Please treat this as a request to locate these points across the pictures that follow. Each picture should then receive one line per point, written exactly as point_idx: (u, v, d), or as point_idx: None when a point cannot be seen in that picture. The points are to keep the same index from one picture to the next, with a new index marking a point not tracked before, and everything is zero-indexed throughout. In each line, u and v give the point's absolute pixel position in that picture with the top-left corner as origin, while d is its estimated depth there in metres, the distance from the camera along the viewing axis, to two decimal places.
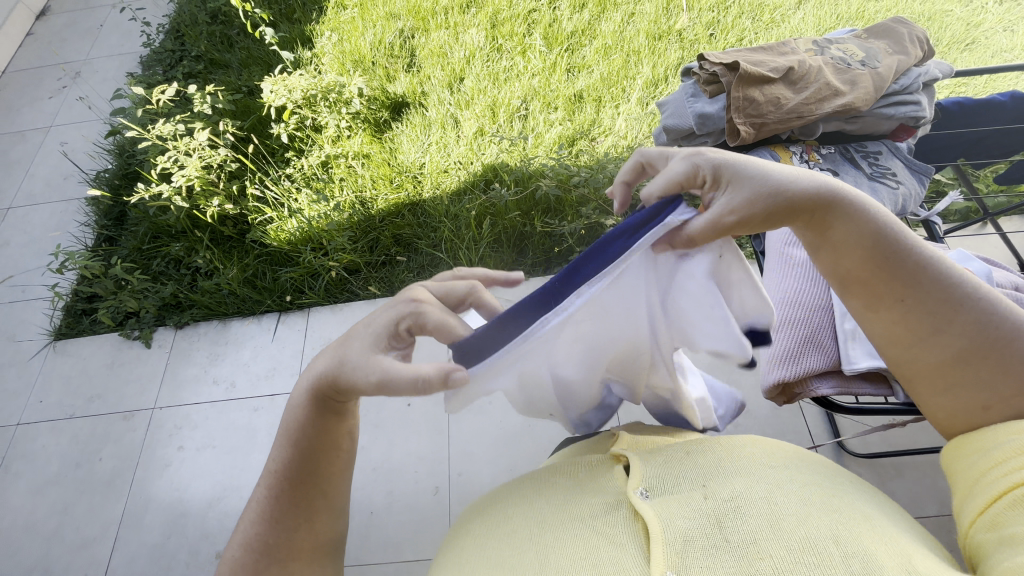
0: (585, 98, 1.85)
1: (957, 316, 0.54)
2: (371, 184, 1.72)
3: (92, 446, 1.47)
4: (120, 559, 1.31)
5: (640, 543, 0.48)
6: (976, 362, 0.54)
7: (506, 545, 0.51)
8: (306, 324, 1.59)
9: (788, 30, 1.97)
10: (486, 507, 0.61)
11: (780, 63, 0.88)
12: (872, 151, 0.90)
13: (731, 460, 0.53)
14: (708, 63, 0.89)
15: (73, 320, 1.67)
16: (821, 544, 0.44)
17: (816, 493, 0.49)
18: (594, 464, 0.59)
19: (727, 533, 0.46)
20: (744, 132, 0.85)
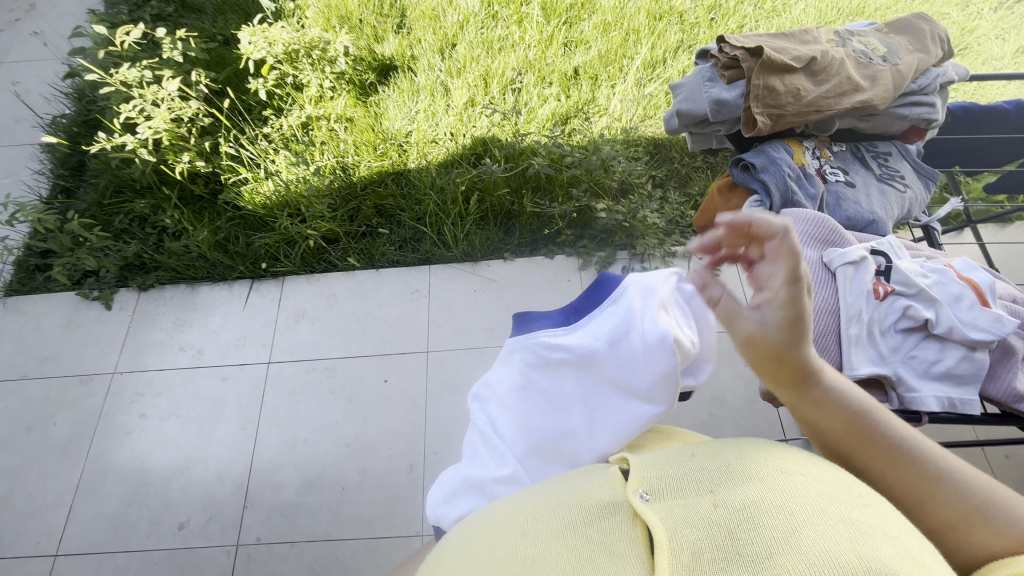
0: (581, 76, 1.80)
1: (940, 489, 0.52)
2: (353, 150, 1.65)
3: (46, 410, 1.40)
4: (76, 528, 1.26)
5: (642, 551, 0.41)
6: (972, 528, 0.50)
7: (482, 559, 0.45)
8: (280, 293, 1.52)
9: (790, 20, 1.95)
10: (466, 516, 0.53)
11: (803, 51, 0.84)
12: (882, 152, 0.92)
13: (743, 461, 0.46)
14: (728, 45, 0.85)
15: (27, 276, 1.57)
16: (844, 562, 0.35)
17: (838, 503, 0.40)
18: (589, 472, 0.54)
19: (738, 545, 0.38)
20: (762, 122, 0.82)
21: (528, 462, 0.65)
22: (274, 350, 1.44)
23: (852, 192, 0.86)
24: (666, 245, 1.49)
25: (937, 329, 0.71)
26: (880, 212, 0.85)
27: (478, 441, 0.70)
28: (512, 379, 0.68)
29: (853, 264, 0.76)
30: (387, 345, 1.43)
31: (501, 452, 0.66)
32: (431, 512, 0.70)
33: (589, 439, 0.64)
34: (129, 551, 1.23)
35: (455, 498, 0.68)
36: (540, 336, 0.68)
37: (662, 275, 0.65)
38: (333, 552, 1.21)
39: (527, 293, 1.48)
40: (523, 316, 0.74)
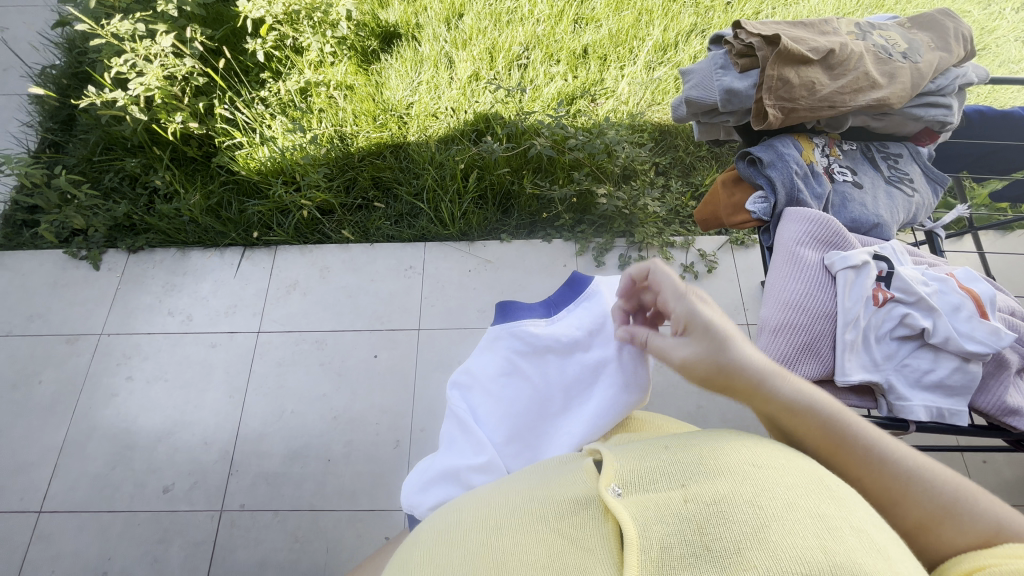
0: (590, 55, 1.75)
1: (910, 489, 0.49)
2: (353, 120, 1.61)
3: (31, 368, 1.38)
4: (60, 487, 1.27)
5: (613, 548, 0.41)
6: (939, 529, 0.48)
7: (454, 551, 0.45)
8: (272, 262, 1.50)
9: (807, 8, 1.90)
10: (441, 510, 0.53)
11: (821, 43, 0.81)
12: (893, 153, 0.90)
13: (717, 454, 0.45)
14: (744, 32, 0.81)
15: (13, 232, 1.54)
16: (809, 556, 0.35)
17: (808, 497, 0.40)
18: (563, 464, 0.54)
19: (706, 540, 0.38)
20: (773, 116, 0.79)
21: (507, 447, 0.68)
22: (264, 320, 1.43)
23: (859, 193, 0.84)
24: (665, 235, 1.47)
25: (934, 338, 0.71)
26: (885, 215, 0.83)
27: (457, 428, 0.71)
28: (496, 365, 0.70)
29: (854, 268, 0.74)
30: (378, 320, 1.42)
31: (481, 440, 0.67)
32: (405, 501, 0.71)
33: (569, 424, 0.67)
34: (112, 512, 1.24)
35: (430, 487, 0.69)
36: (525, 325, 0.70)
37: (626, 275, 0.75)
38: (316, 522, 1.22)
39: (522, 276, 1.46)
40: (506, 302, 0.72)
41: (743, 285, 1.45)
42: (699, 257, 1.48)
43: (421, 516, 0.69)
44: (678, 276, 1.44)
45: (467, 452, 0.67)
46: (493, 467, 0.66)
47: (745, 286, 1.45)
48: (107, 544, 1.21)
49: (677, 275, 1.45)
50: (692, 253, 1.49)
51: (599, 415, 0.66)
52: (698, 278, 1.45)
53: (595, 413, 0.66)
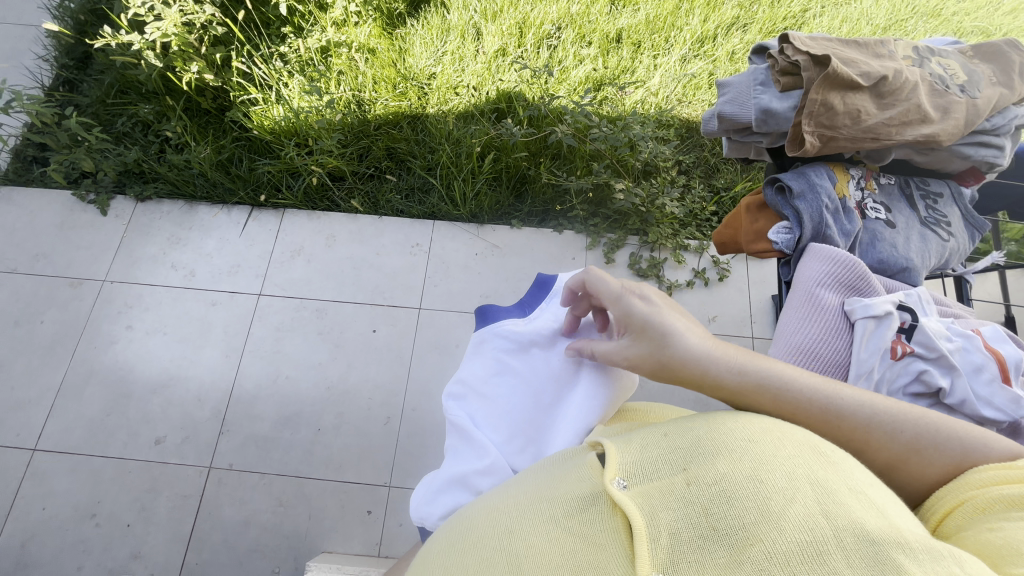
0: (623, 41, 1.67)
1: (873, 437, 0.52)
2: (372, 85, 1.56)
3: (33, 308, 1.39)
4: (55, 427, 1.29)
5: (624, 540, 0.40)
6: (910, 464, 0.51)
7: (467, 556, 0.44)
8: (278, 225, 1.48)
9: (858, 11, 1.81)
10: (451, 522, 0.52)
11: (875, 67, 0.76)
12: (933, 192, 0.86)
13: (714, 432, 0.45)
14: (792, 47, 0.77)
15: (23, 168, 1.53)
16: (812, 523, 0.35)
17: (805, 466, 0.40)
18: (569, 457, 0.53)
19: (712, 521, 0.38)
20: (809, 143, 0.75)
21: (509, 444, 0.66)
22: (266, 283, 1.42)
23: (891, 233, 0.80)
24: (680, 237, 1.43)
25: (948, 399, 0.67)
26: (916, 260, 0.79)
27: (457, 438, 0.69)
28: (485, 367, 0.71)
29: (875, 317, 0.71)
30: (380, 295, 1.41)
31: (483, 442, 0.66)
32: (414, 512, 0.67)
33: (569, 411, 0.67)
34: (105, 457, 1.26)
35: (438, 496, 0.66)
36: (505, 325, 0.73)
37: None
38: (300, 489, 1.24)
39: (529, 265, 1.43)
40: (483, 307, 0.75)
41: (753, 297, 1.41)
42: (711, 263, 1.44)
43: (432, 529, 0.66)
44: (688, 281, 1.41)
45: (473, 454, 0.66)
46: (498, 468, 0.64)
47: (755, 297, 1.41)
48: (98, 487, 1.24)
49: (687, 279, 1.42)
50: (705, 259, 1.46)
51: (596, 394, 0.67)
52: (708, 285, 1.41)
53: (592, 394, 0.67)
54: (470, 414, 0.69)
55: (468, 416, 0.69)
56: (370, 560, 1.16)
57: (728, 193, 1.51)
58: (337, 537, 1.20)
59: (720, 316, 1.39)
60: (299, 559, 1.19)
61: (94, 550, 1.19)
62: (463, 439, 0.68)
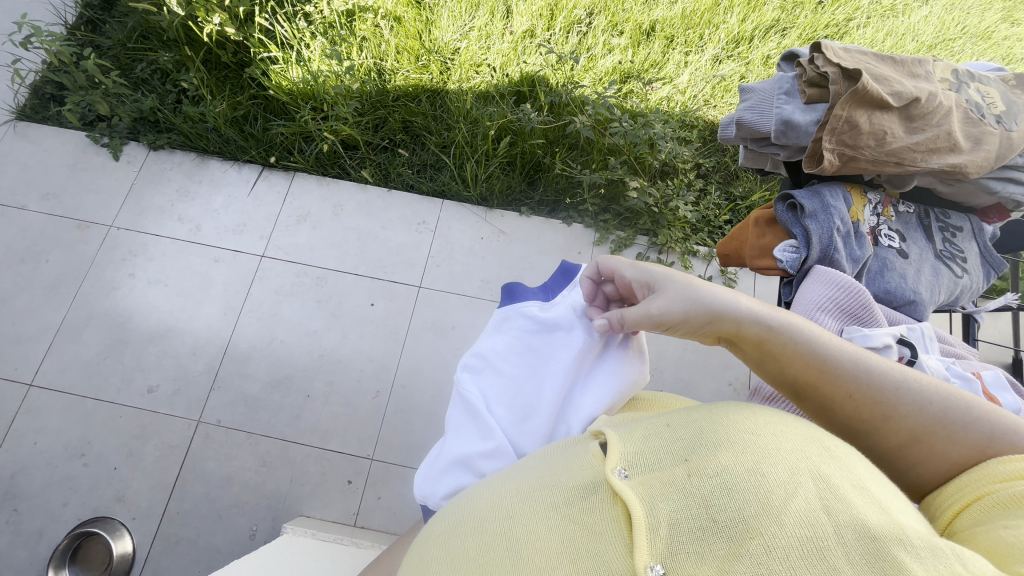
0: (656, 33, 1.62)
1: (898, 403, 0.51)
2: (394, 55, 1.53)
3: (40, 246, 1.40)
4: (52, 365, 1.31)
5: (623, 529, 0.41)
6: (931, 439, 0.50)
7: (464, 539, 0.44)
8: (287, 188, 1.47)
9: (905, 25, 1.74)
10: (454, 502, 0.52)
11: (908, 87, 0.72)
12: (953, 225, 0.83)
13: (718, 424, 0.44)
14: (822, 58, 0.74)
15: (40, 104, 1.52)
16: (813, 519, 0.35)
17: (807, 460, 0.39)
18: (568, 446, 0.52)
19: (712, 513, 0.38)
20: (828, 160, 0.73)
21: (514, 428, 0.65)
22: (270, 245, 1.42)
23: (902, 263, 0.78)
24: (690, 241, 1.41)
25: None
26: (924, 294, 0.76)
27: (464, 415, 0.68)
28: (504, 346, 0.70)
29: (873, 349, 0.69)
30: (382, 269, 1.40)
31: (490, 425, 0.65)
32: (418, 491, 0.67)
33: (580, 405, 0.67)
34: (98, 399, 1.28)
35: (441, 476, 0.65)
36: (530, 305, 0.72)
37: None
38: (285, 452, 1.25)
39: (533, 254, 1.42)
40: (510, 284, 0.74)
41: None
42: (719, 272, 1.41)
43: (434, 507, 0.66)
44: None
45: (479, 436, 0.65)
46: (502, 451, 0.63)
47: None
48: (89, 429, 1.26)
49: None
50: (713, 267, 1.43)
51: (610, 390, 0.67)
52: None
53: (605, 389, 0.67)
54: (481, 394, 0.68)
55: (480, 393, 0.68)
56: (346, 528, 1.17)
57: (745, 202, 1.47)
58: (316, 503, 1.22)
59: None
60: (277, 520, 1.21)
61: (80, 489, 1.22)
62: (469, 418, 0.67)
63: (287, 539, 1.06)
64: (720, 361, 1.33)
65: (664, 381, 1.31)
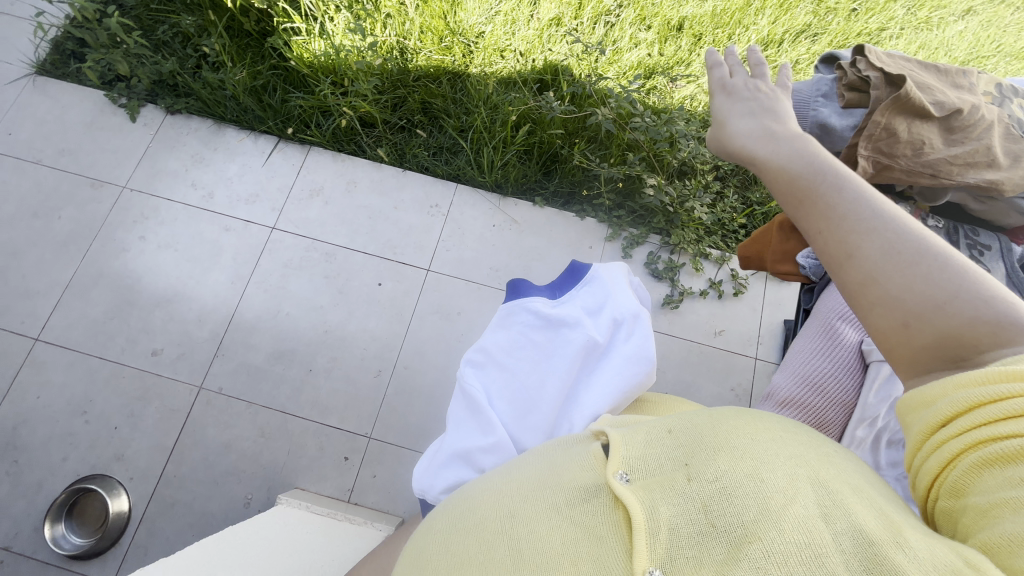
0: (684, 30, 1.60)
1: (896, 268, 0.41)
2: (418, 34, 1.51)
3: (52, 202, 1.40)
4: (59, 322, 1.31)
5: (623, 534, 0.40)
6: (886, 283, 0.41)
7: (461, 534, 0.44)
8: (302, 161, 1.46)
9: (939, 39, 1.70)
10: (452, 496, 0.52)
11: (951, 97, 0.71)
12: (982, 244, 0.81)
13: (716, 428, 0.44)
14: (865, 61, 0.73)
15: (60, 60, 1.52)
16: (811, 525, 0.35)
17: (807, 465, 0.39)
18: (571, 446, 0.51)
19: (711, 518, 0.38)
20: (862, 167, 0.73)
21: (515, 424, 0.66)
22: (281, 217, 1.42)
23: None
24: (702, 244, 1.39)
25: None
26: None
27: (466, 411, 0.68)
28: (507, 340, 0.70)
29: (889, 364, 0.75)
30: (390, 250, 1.40)
31: (491, 421, 0.65)
32: (417, 483, 0.68)
33: (584, 402, 0.66)
34: (102, 359, 1.29)
35: (441, 470, 0.66)
36: (535, 301, 0.71)
37: (626, 265, 0.77)
38: (284, 424, 1.26)
39: (544, 245, 1.41)
40: (516, 280, 0.73)
41: (765, 318, 1.38)
42: (729, 276, 1.40)
43: (432, 501, 0.66)
44: (702, 291, 1.37)
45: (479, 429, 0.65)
46: (503, 447, 0.63)
47: (767, 318, 1.38)
48: (92, 386, 1.27)
49: (701, 288, 1.38)
50: (723, 271, 1.42)
51: (612, 390, 0.66)
52: (721, 298, 1.38)
53: (608, 389, 0.66)
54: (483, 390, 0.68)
55: (483, 387, 0.68)
56: (340, 504, 1.18)
57: (761, 207, 1.46)
58: (312, 476, 1.23)
59: (728, 331, 1.36)
60: (272, 490, 1.22)
61: (80, 446, 1.23)
62: (470, 412, 0.67)
63: (281, 510, 1.08)
64: (723, 366, 1.33)
65: (666, 382, 1.30)
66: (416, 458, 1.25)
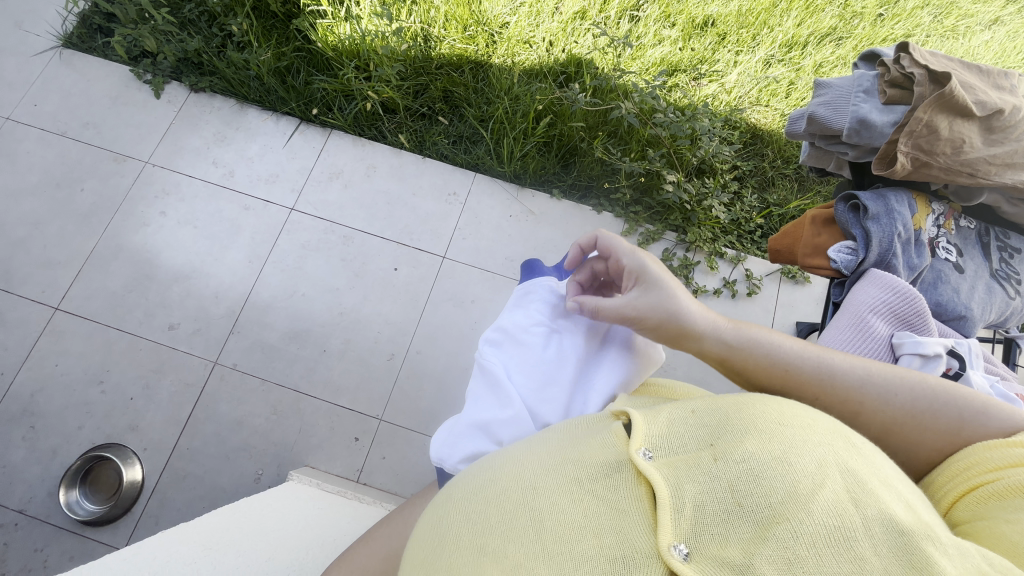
0: (709, 29, 1.59)
1: (863, 399, 0.55)
2: (442, 22, 1.51)
3: (75, 174, 1.42)
4: (79, 292, 1.33)
5: (646, 508, 0.41)
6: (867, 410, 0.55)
7: (481, 505, 0.45)
8: (323, 144, 1.47)
9: (965, 47, 1.69)
10: (470, 469, 0.52)
11: (993, 98, 0.71)
12: (1012, 246, 0.83)
13: (743, 412, 0.44)
14: (909, 59, 0.74)
15: (87, 34, 1.53)
16: (841, 510, 0.35)
17: (835, 453, 0.39)
18: (591, 424, 0.51)
19: (738, 497, 0.38)
20: (900, 163, 0.73)
21: (535, 397, 0.64)
22: (300, 199, 1.43)
23: (956, 277, 0.78)
24: (718, 242, 1.40)
25: None
26: (974, 311, 0.77)
27: (483, 385, 0.67)
28: (524, 316, 0.70)
29: (922, 356, 0.70)
30: (407, 236, 1.41)
31: (510, 393, 0.64)
32: (434, 452, 0.64)
33: (600, 376, 0.66)
34: (120, 331, 1.31)
35: (458, 440, 0.63)
36: (548, 280, 0.73)
37: None
38: (297, 403, 1.28)
39: (559, 238, 1.42)
40: (529, 261, 0.75)
41: (777, 319, 1.38)
42: (743, 276, 1.40)
43: (448, 472, 0.63)
44: (716, 289, 1.38)
45: (499, 402, 0.64)
46: (522, 420, 0.62)
47: (779, 320, 1.38)
48: (109, 357, 1.29)
49: (715, 287, 1.39)
50: (738, 271, 1.42)
51: (625, 365, 0.67)
52: (735, 298, 1.39)
53: (620, 364, 0.67)
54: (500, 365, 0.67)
55: (500, 362, 0.67)
56: (350, 484, 1.20)
57: (779, 209, 1.46)
58: (322, 455, 1.25)
59: None
60: (282, 466, 1.24)
61: (96, 415, 1.26)
62: (489, 387, 0.66)
63: (292, 487, 1.09)
64: None
65: (676, 377, 1.31)
66: (426, 442, 1.26)
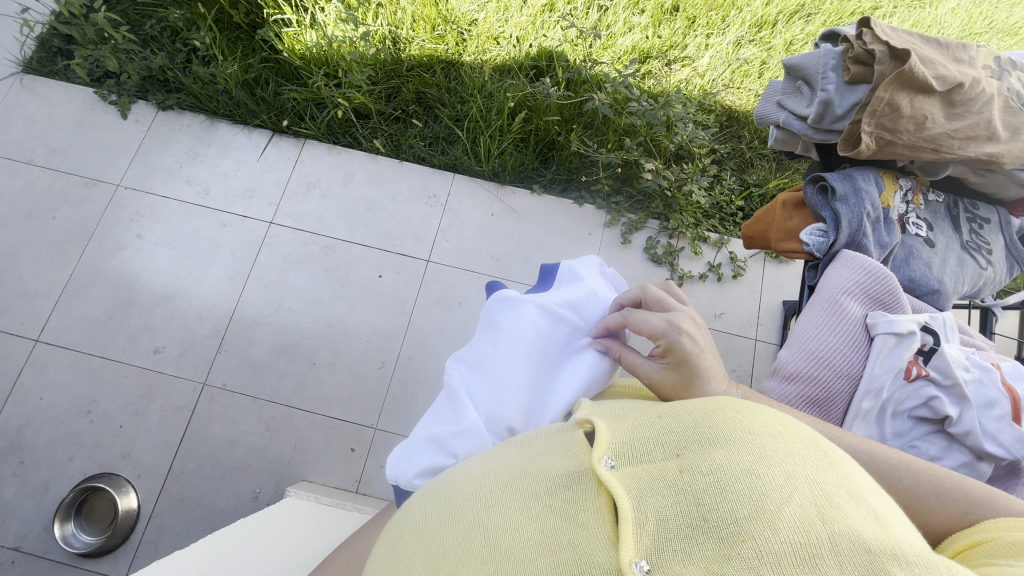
0: (678, 13, 1.59)
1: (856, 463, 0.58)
2: (410, 23, 1.49)
3: (45, 203, 1.39)
4: (59, 322, 1.31)
5: (607, 525, 0.39)
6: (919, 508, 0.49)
7: (438, 526, 0.43)
8: (297, 154, 1.45)
9: (932, 16, 1.71)
10: (433, 484, 0.50)
11: (953, 72, 0.72)
12: (981, 217, 0.84)
13: (712, 420, 0.43)
14: (869, 34, 0.73)
15: (47, 58, 1.49)
16: (807, 524, 0.34)
17: (804, 465, 0.38)
18: (553, 435, 0.50)
19: (703, 511, 0.36)
20: (865, 143, 0.73)
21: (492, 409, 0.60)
22: (278, 212, 1.41)
23: (927, 252, 0.79)
24: (700, 228, 1.41)
25: (953, 428, 0.68)
26: (947, 284, 0.78)
27: (444, 400, 0.65)
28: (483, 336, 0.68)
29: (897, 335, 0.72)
30: (389, 242, 1.40)
31: (463, 407, 0.61)
32: (389, 471, 0.64)
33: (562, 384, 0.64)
34: (104, 358, 1.29)
35: (414, 456, 0.62)
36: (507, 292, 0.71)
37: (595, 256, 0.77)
38: (290, 418, 1.27)
39: (543, 233, 1.41)
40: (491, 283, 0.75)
41: (764, 300, 1.39)
42: (728, 259, 1.41)
43: (405, 488, 0.63)
44: (701, 275, 1.38)
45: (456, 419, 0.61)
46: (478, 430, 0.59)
47: (766, 300, 1.39)
48: (95, 385, 1.27)
49: (700, 272, 1.39)
50: (722, 254, 1.42)
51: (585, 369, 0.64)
52: (721, 281, 1.39)
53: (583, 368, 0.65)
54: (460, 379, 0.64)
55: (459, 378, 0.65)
56: (349, 495, 1.20)
57: (759, 189, 1.46)
58: (320, 468, 1.24)
59: (727, 313, 1.37)
60: (280, 482, 1.23)
61: (87, 445, 1.24)
62: (447, 400, 0.64)
63: (292, 503, 1.09)
64: (723, 348, 1.34)
65: None
66: None
